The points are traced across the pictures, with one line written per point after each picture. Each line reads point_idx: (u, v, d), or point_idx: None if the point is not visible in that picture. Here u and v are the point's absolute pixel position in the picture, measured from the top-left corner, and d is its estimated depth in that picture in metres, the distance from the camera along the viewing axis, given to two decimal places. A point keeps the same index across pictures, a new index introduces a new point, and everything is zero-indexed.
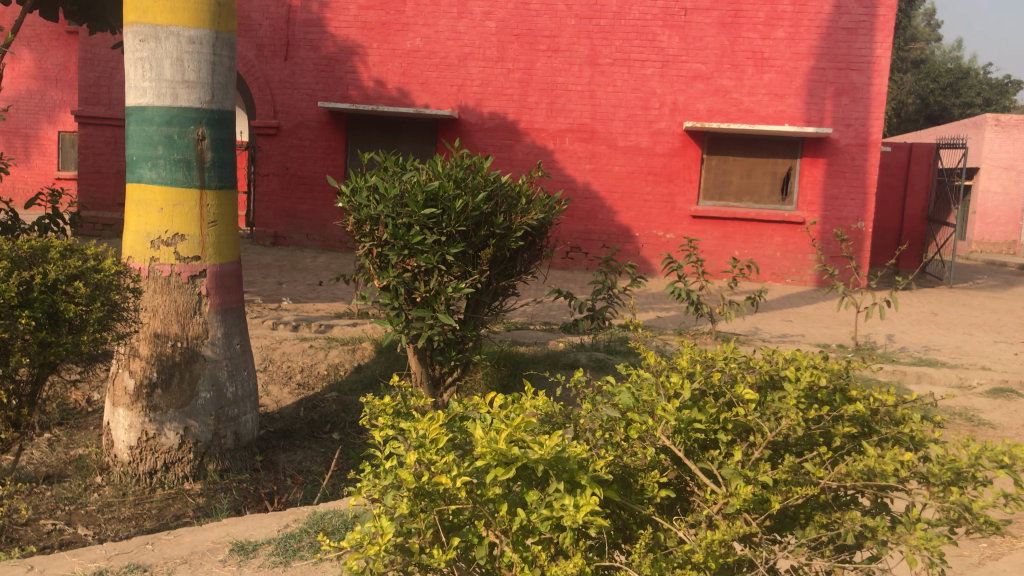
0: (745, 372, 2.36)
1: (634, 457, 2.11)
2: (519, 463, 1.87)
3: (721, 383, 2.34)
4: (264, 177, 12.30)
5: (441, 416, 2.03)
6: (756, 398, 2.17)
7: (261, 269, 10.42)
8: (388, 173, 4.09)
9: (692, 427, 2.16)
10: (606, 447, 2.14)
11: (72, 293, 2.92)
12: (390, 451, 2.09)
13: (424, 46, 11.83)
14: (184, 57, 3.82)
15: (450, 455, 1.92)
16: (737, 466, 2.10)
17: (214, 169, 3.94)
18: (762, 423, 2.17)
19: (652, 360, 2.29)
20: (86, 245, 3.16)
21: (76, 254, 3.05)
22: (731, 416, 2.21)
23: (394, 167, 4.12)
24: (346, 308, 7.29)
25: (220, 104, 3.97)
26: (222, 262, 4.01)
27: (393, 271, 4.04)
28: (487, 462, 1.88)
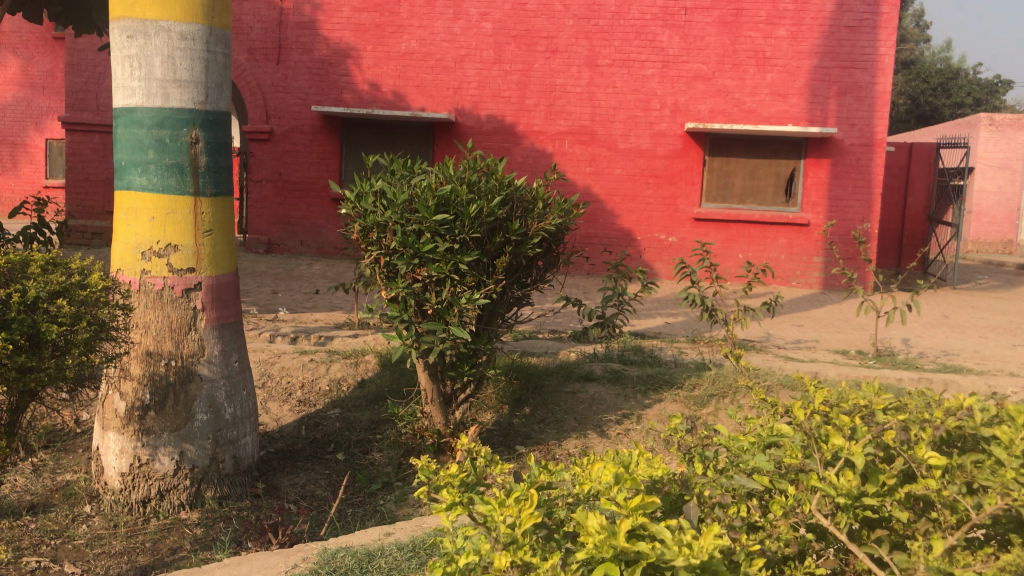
0: (923, 429, 2.03)
1: (779, 542, 1.87)
2: (648, 562, 1.62)
3: (895, 442, 2.01)
4: (258, 183, 12.02)
5: (534, 494, 1.76)
6: (944, 469, 1.86)
7: (255, 278, 10.14)
8: (395, 176, 3.85)
9: (861, 504, 1.90)
10: (745, 529, 1.89)
11: (55, 312, 2.65)
12: (465, 537, 1.85)
13: (419, 48, 11.58)
14: (175, 55, 3.56)
15: (553, 557, 1.66)
16: (929, 560, 1.81)
17: (210, 174, 3.68)
18: (957, 497, 1.86)
19: (801, 420, 2.02)
20: (71, 258, 2.89)
21: (60, 268, 2.78)
22: (919, 489, 1.90)
23: (402, 170, 3.88)
24: (346, 318, 7.04)
25: (215, 105, 3.70)
26: (219, 273, 3.74)
27: (402, 282, 3.77)
28: (600, 559, 1.62)
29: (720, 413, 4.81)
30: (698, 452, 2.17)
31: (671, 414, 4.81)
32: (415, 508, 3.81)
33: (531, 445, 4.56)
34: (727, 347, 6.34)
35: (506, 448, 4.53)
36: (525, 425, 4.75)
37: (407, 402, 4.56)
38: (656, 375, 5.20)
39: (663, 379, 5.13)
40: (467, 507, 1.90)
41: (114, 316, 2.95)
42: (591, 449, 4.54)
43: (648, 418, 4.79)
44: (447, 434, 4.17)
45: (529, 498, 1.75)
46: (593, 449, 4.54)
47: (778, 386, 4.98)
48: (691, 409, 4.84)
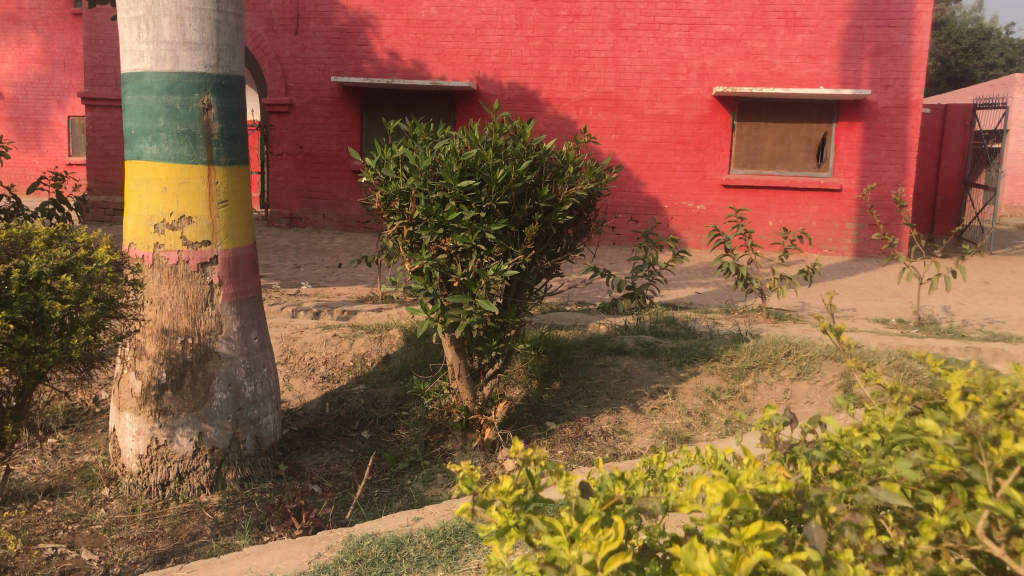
0: None
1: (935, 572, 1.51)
2: None
3: None
4: (278, 156, 11.86)
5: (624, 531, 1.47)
6: None
7: (277, 252, 10.02)
8: (417, 141, 3.66)
9: None
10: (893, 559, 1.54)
11: (58, 288, 2.49)
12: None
13: (439, 15, 11.31)
14: (184, 15, 3.37)
15: None
16: None
17: (224, 142, 3.50)
18: None
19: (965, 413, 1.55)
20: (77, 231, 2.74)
21: (67, 241, 2.64)
22: None
23: (424, 135, 3.68)
24: (369, 292, 6.88)
25: (228, 68, 3.52)
26: (236, 247, 3.58)
27: (427, 254, 3.57)
28: None
29: (759, 386, 4.63)
30: (801, 453, 1.80)
31: (707, 387, 4.64)
32: (445, 489, 3.68)
33: (562, 421, 4.39)
34: (764, 318, 6.10)
35: (537, 424, 4.37)
36: (555, 401, 4.57)
37: (433, 381, 4.38)
38: (691, 347, 4.99)
39: (699, 351, 4.92)
40: (526, 530, 1.59)
41: (125, 293, 2.80)
42: (625, 425, 4.38)
43: (684, 392, 4.63)
44: (474, 411, 3.98)
45: (617, 535, 1.47)
46: (627, 425, 4.38)
47: (820, 357, 4.77)
48: (729, 382, 4.66)
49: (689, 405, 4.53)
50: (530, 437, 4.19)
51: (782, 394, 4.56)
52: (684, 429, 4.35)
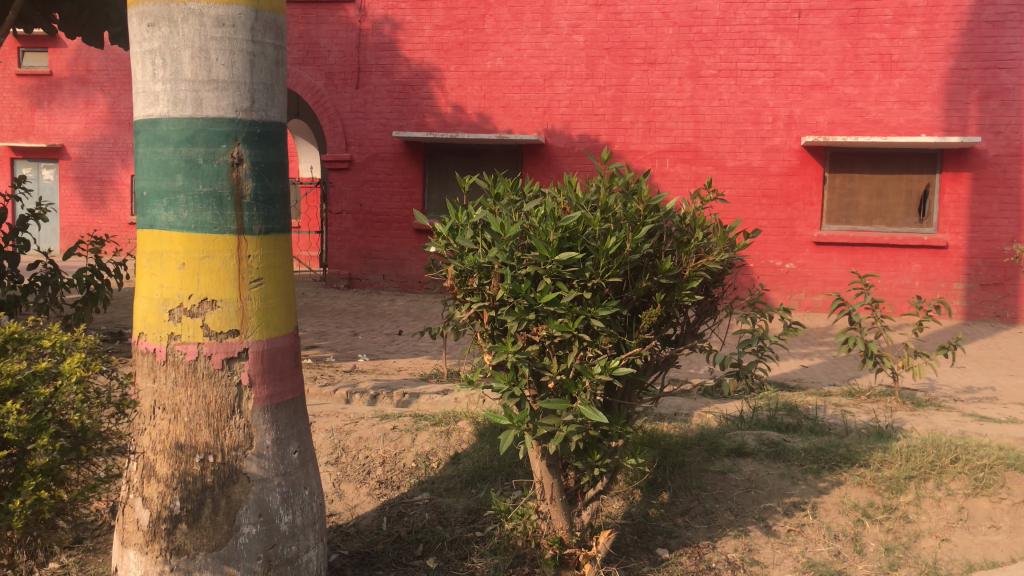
0: None
1: None
2: None
3: None
4: (337, 215, 11.30)
5: None
6: None
7: (334, 317, 9.37)
8: (500, 203, 2.91)
9: None
10: None
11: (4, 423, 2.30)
12: None
13: (505, 65, 10.71)
14: (209, 46, 2.67)
15: None
16: None
17: (258, 205, 2.79)
18: None
19: None
20: (41, 334, 2.55)
21: (29, 350, 2.47)
22: None
23: (511, 195, 2.93)
24: (435, 368, 6.12)
25: (263, 112, 2.81)
26: (271, 338, 2.83)
27: (511, 346, 2.74)
28: None
29: (923, 502, 3.68)
30: None
31: (856, 502, 3.71)
32: None
33: (677, 548, 3.51)
34: (900, 404, 5.15)
35: (646, 550, 3.49)
36: (665, 519, 3.70)
37: (515, 501, 3.56)
38: (829, 449, 4.07)
39: (839, 455, 4.00)
40: None
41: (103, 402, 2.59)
42: (757, 553, 3.47)
43: (826, 508, 3.71)
44: (571, 545, 3.10)
45: None
46: (760, 554, 3.47)
47: (997, 466, 3.81)
48: (884, 497, 3.72)
49: (836, 526, 3.61)
50: (640, 572, 3.31)
51: (956, 514, 3.62)
52: (833, 559, 3.41)
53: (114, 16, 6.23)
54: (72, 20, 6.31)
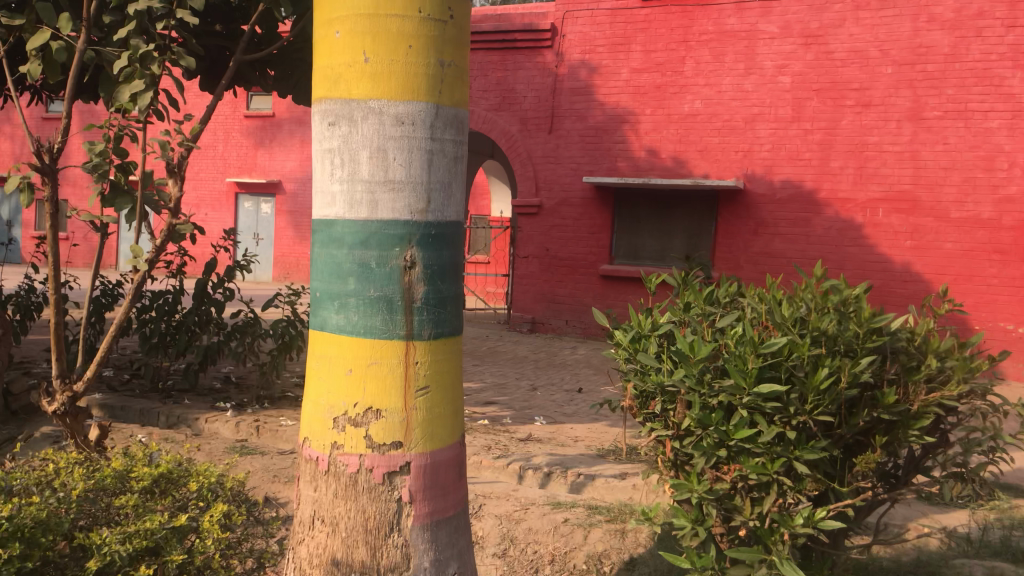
0: None
1: None
2: None
3: None
4: (524, 259, 11.26)
5: None
6: None
7: (515, 365, 9.26)
8: (690, 319, 2.81)
9: None
10: None
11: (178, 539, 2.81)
12: None
13: (704, 108, 10.28)
14: (387, 146, 2.62)
15: None
16: None
17: (429, 309, 2.68)
18: None
19: None
20: (181, 481, 3.12)
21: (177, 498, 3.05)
22: None
23: (705, 308, 2.83)
24: (614, 443, 5.78)
25: (440, 212, 2.71)
26: (437, 450, 2.67)
27: (698, 484, 2.60)
28: None
29: None
30: None
31: None
32: None
33: None
34: None
35: None
36: None
37: None
38: None
39: None
40: None
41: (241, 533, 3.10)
42: None
43: None
44: None
45: None
46: None
47: None
48: None
49: None
50: None
51: None
52: None
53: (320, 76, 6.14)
54: (283, 79, 6.28)
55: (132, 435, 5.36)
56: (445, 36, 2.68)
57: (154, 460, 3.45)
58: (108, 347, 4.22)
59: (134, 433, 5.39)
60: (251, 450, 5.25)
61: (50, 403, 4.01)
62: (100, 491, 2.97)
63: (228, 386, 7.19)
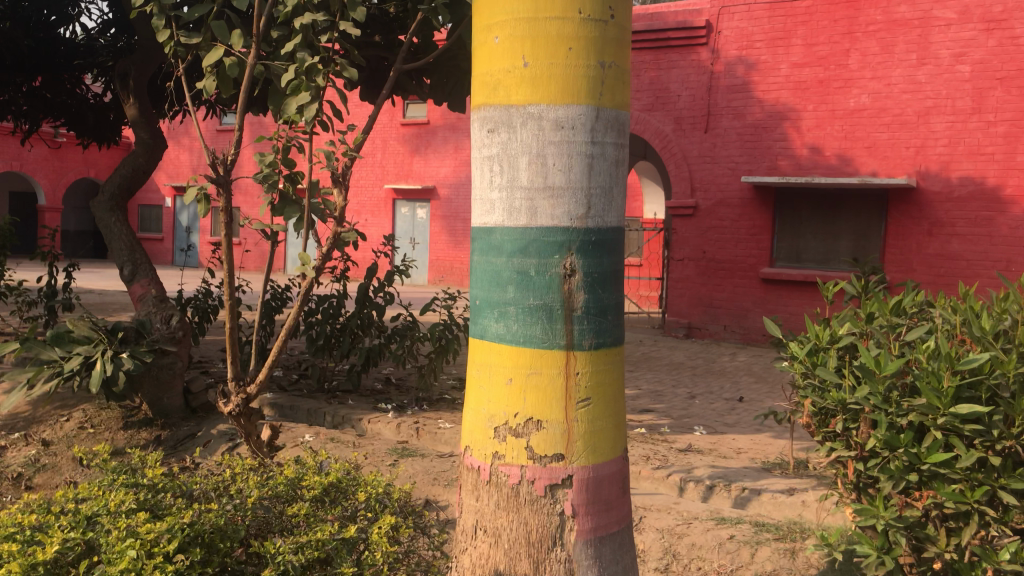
0: None
1: None
2: None
3: None
4: (678, 262, 11.00)
5: None
6: None
7: (671, 372, 9.05)
8: (877, 341, 3.17)
9: None
10: None
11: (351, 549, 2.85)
12: None
13: (872, 103, 9.69)
14: (546, 152, 2.58)
15: None
16: None
17: (590, 319, 2.63)
18: None
19: None
20: (353, 494, 3.18)
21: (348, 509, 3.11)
22: None
23: (891, 329, 3.20)
24: (780, 457, 5.53)
25: (600, 218, 2.64)
26: (600, 462, 2.65)
27: (885, 511, 2.84)
28: None
29: None
30: None
31: None
32: None
33: None
34: None
35: None
36: None
37: None
38: None
39: None
40: None
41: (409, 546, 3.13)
42: None
43: None
44: None
45: None
46: None
47: None
48: None
49: None
50: None
51: None
52: None
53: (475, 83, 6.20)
54: (438, 88, 6.41)
55: (301, 436, 5.59)
56: (606, 36, 2.60)
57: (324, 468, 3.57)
58: (280, 349, 4.39)
59: (303, 433, 5.62)
60: (413, 452, 5.35)
61: (227, 403, 4.21)
62: (274, 499, 3.08)
63: (388, 388, 7.40)
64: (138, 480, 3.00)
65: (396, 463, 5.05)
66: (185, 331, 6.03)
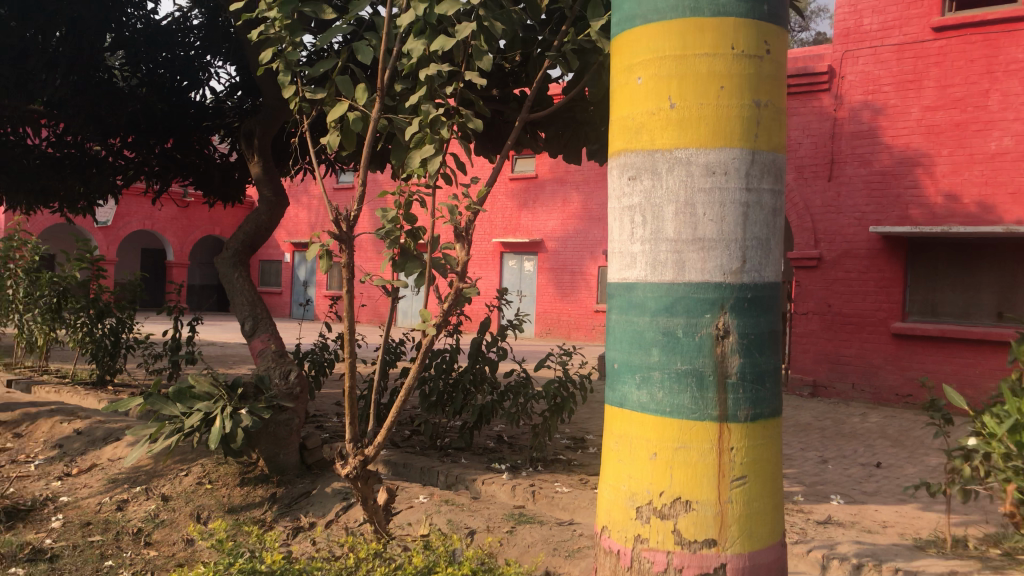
0: None
1: None
2: None
3: None
4: (802, 316, 10.45)
5: None
6: None
7: (797, 434, 8.47)
8: None
9: None
10: None
11: None
12: None
13: (1016, 145, 8.97)
14: (696, 200, 2.33)
15: None
16: None
17: (746, 386, 2.34)
18: None
19: None
20: None
21: None
22: None
23: None
24: (933, 534, 4.97)
25: (756, 273, 2.36)
26: (756, 549, 2.36)
27: None
28: None
29: None
30: None
31: None
32: None
33: None
34: None
35: None
36: None
37: None
38: None
39: None
40: None
41: None
42: None
43: None
44: None
45: None
46: None
47: None
48: None
49: None
50: None
51: None
52: None
53: (592, 133, 6.00)
54: (554, 140, 6.24)
55: (415, 497, 5.39)
56: (761, 73, 2.35)
57: (456, 557, 3.43)
58: (399, 406, 4.23)
59: (417, 494, 5.43)
60: (529, 518, 5.04)
61: (344, 465, 4.05)
62: None
63: (501, 446, 7.17)
64: (258, 567, 3.04)
65: (513, 531, 4.76)
66: (303, 386, 5.94)
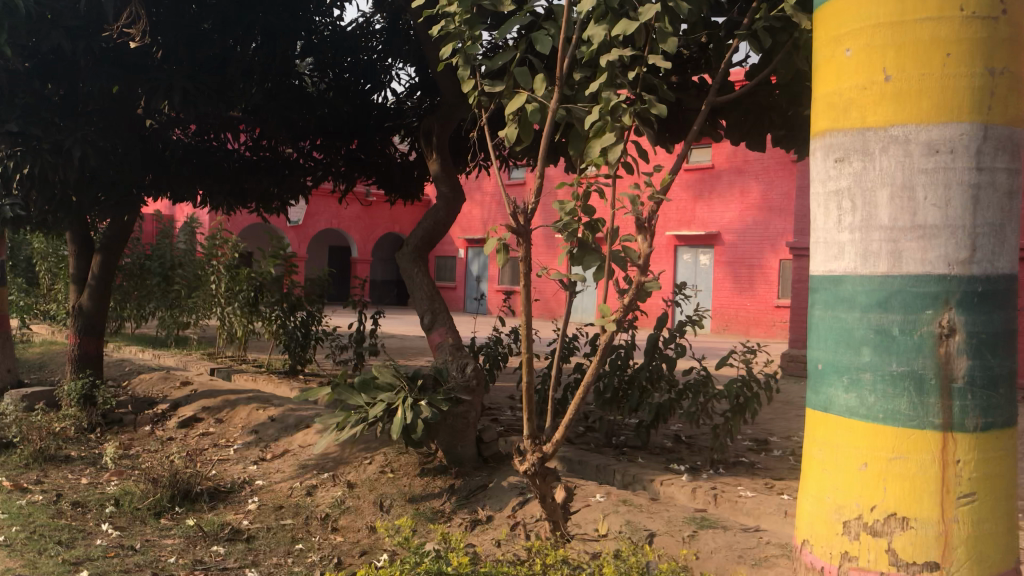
0: None
1: None
2: None
3: None
4: None
5: None
6: None
7: None
8: None
9: None
10: None
11: None
12: None
13: None
14: (916, 182, 2.08)
15: None
16: None
17: (975, 391, 2.07)
18: None
19: None
20: None
21: None
22: None
23: None
24: None
25: (987, 264, 2.08)
26: (985, 575, 2.10)
27: None
28: None
29: None
30: None
31: None
32: None
33: None
34: None
35: None
36: None
37: None
38: None
39: None
40: None
41: None
42: None
43: None
44: None
45: None
46: None
47: None
48: None
49: None
50: None
51: None
52: None
53: (778, 118, 5.66)
54: (739, 126, 5.95)
55: (592, 495, 5.29)
56: (995, 36, 2.07)
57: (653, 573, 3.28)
58: (578, 403, 4.14)
59: (594, 493, 5.32)
60: (712, 523, 4.81)
61: (522, 461, 4.00)
62: None
63: (679, 446, 6.94)
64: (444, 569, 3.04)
65: (695, 535, 4.56)
66: (479, 379, 5.95)
